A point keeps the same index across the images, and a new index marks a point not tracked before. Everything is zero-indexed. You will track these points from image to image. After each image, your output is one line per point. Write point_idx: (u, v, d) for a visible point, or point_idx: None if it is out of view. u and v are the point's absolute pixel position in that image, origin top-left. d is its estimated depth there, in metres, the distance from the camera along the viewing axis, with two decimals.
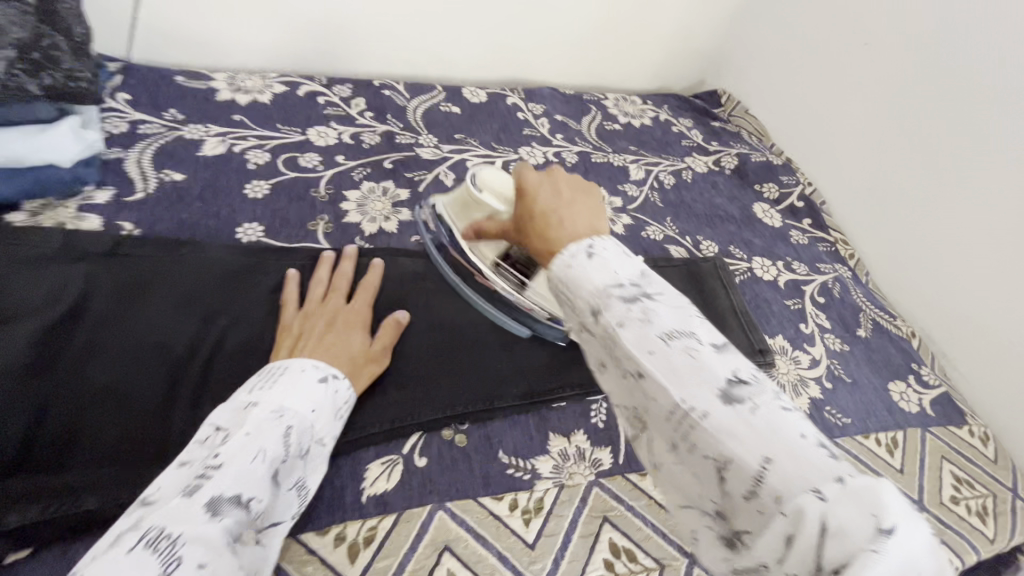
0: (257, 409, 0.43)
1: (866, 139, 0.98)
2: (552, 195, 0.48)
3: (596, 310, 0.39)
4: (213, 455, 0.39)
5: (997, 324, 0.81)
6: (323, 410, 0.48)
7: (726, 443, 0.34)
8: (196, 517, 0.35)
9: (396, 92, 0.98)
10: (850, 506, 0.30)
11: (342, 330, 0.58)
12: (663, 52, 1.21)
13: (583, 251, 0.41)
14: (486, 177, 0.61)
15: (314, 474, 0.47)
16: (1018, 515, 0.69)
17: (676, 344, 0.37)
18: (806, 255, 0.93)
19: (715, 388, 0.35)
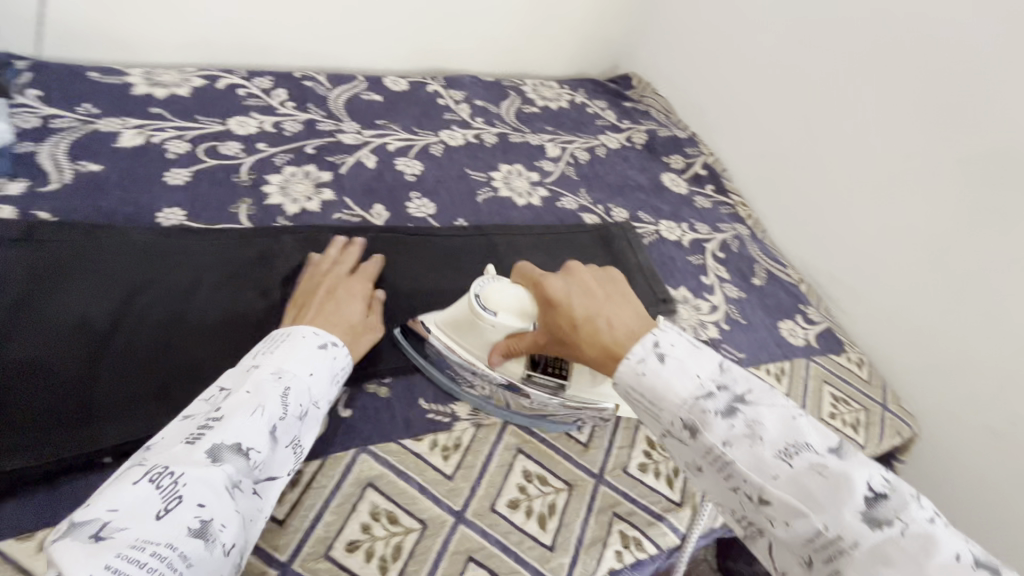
0: (257, 371, 0.50)
1: (756, 110, 1.09)
2: (591, 297, 0.55)
3: (694, 427, 0.46)
4: (214, 410, 0.46)
5: (866, 263, 0.92)
6: (321, 374, 0.54)
7: (812, 520, 0.40)
8: (195, 462, 0.42)
9: (317, 83, 1.01)
10: (920, 543, 0.38)
11: (344, 298, 0.63)
12: (576, 40, 1.29)
13: (654, 354, 0.49)
14: (493, 298, 0.59)
15: (310, 434, 0.52)
16: (884, 424, 0.80)
17: (796, 462, 0.43)
18: (708, 217, 1.03)
19: (781, 458, 0.43)
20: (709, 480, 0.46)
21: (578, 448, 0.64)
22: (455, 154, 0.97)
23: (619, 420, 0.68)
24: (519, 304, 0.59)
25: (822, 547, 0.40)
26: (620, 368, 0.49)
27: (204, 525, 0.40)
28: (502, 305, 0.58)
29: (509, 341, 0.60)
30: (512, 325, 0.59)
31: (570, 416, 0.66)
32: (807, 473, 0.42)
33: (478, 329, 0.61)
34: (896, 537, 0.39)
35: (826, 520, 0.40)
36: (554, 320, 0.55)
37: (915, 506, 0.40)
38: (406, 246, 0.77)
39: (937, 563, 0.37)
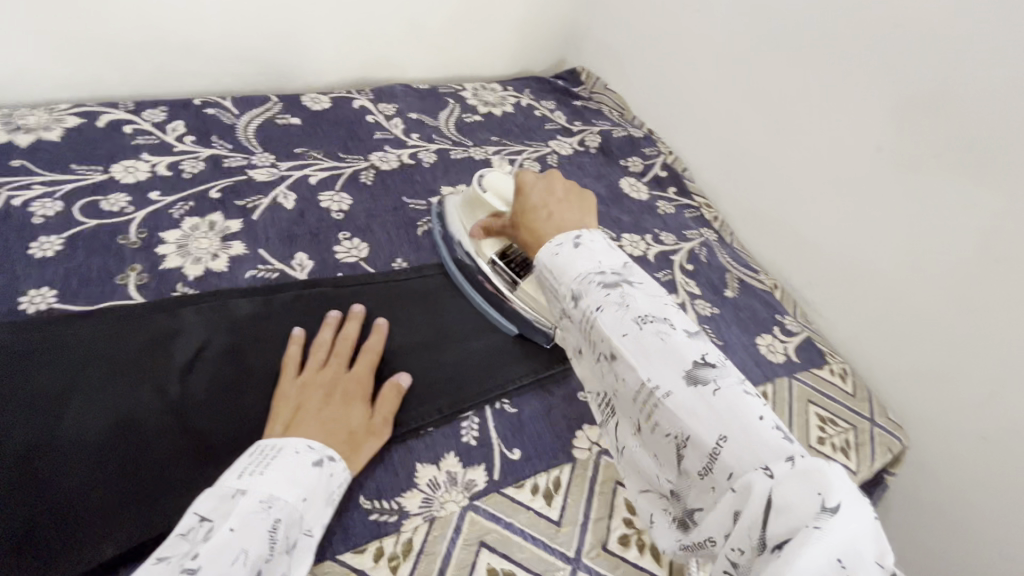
0: (244, 499, 0.43)
1: (714, 103, 1.01)
2: (544, 193, 0.60)
3: (577, 295, 0.47)
4: (189, 557, 0.38)
5: (841, 264, 0.86)
6: (315, 496, 0.46)
7: (685, 423, 0.40)
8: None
9: (222, 109, 0.88)
10: (727, 405, 0.39)
11: (342, 402, 0.56)
12: (515, 35, 1.18)
13: (571, 241, 0.50)
14: (491, 181, 0.71)
15: (302, 571, 0.44)
16: (875, 442, 0.74)
17: (648, 328, 0.43)
18: (673, 224, 0.95)
19: (638, 321, 0.43)
20: (620, 405, 0.46)
21: (550, 530, 0.56)
22: (389, 179, 0.86)
23: (594, 486, 0.60)
24: (507, 193, 0.70)
25: (643, 401, 0.43)
26: (542, 249, 0.51)
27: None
28: (495, 188, 0.71)
29: (489, 222, 0.70)
30: (497, 209, 0.71)
31: (539, 491, 0.58)
32: (651, 336, 0.42)
33: (480, 208, 0.74)
34: (707, 395, 0.40)
35: (650, 374, 0.42)
36: (516, 208, 0.62)
37: (735, 381, 0.41)
38: (336, 302, 0.67)
39: (739, 421, 0.38)
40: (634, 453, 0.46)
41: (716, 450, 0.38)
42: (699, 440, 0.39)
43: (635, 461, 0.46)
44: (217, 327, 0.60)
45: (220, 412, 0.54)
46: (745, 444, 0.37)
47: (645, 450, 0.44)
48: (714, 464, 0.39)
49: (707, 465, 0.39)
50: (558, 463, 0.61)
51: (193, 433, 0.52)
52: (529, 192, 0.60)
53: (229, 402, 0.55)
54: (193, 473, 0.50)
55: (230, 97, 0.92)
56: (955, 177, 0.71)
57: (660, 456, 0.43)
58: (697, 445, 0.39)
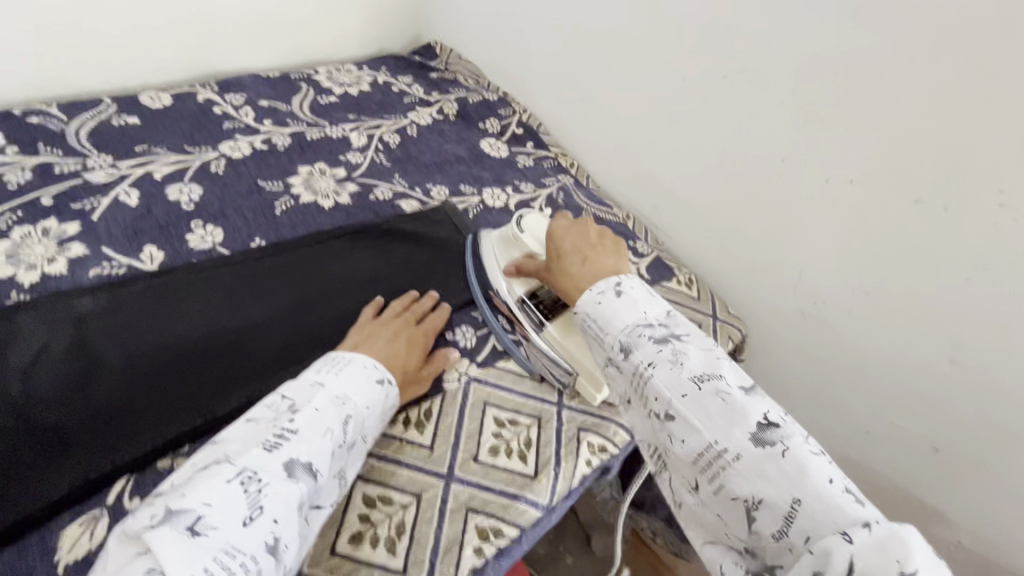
0: (324, 391, 0.54)
1: (552, 60, 1.08)
2: (583, 246, 0.63)
3: (628, 348, 0.51)
4: (290, 422, 0.50)
5: (674, 187, 0.96)
6: (375, 407, 0.57)
7: (758, 485, 0.42)
8: (276, 474, 0.47)
9: (46, 116, 0.84)
10: (795, 466, 0.41)
11: (406, 345, 0.65)
12: (361, 15, 1.20)
13: (613, 290, 0.55)
14: (531, 224, 0.74)
15: (361, 460, 0.56)
16: (717, 335, 0.85)
17: (705, 387, 0.47)
18: (531, 175, 1.02)
19: (695, 381, 0.47)
20: (637, 416, 0.51)
21: (423, 453, 0.60)
22: (241, 166, 0.86)
23: (464, 409, 0.65)
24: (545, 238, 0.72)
25: (707, 466, 0.45)
26: (585, 294, 0.57)
27: (275, 542, 0.44)
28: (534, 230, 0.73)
29: (522, 261, 0.70)
30: (532, 250, 0.72)
31: (411, 422, 0.63)
32: (711, 397, 0.46)
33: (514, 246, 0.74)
34: (777, 458, 0.42)
35: (720, 438, 0.44)
36: (550, 255, 0.66)
37: (802, 441, 0.43)
38: (194, 287, 0.68)
39: (810, 486, 0.40)
40: (689, 505, 0.47)
41: (791, 512, 0.40)
42: (771, 501, 0.41)
43: (694, 514, 0.46)
44: (57, 327, 0.60)
45: (80, 401, 0.55)
46: (820, 511, 0.39)
47: (702, 510, 0.45)
48: (790, 527, 0.40)
49: (780, 528, 0.40)
50: (429, 396, 0.65)
51: (40, 431, 0.53)
52: (560, 239, 0.64)
53: (77, 395, 0.56)
54: (41, 466, 0.51)
55: (55, 104, 0.88)
56: (740, 92, 0.81)
57: (725, 519, 0.44)
58: (770, 505, 0.41)
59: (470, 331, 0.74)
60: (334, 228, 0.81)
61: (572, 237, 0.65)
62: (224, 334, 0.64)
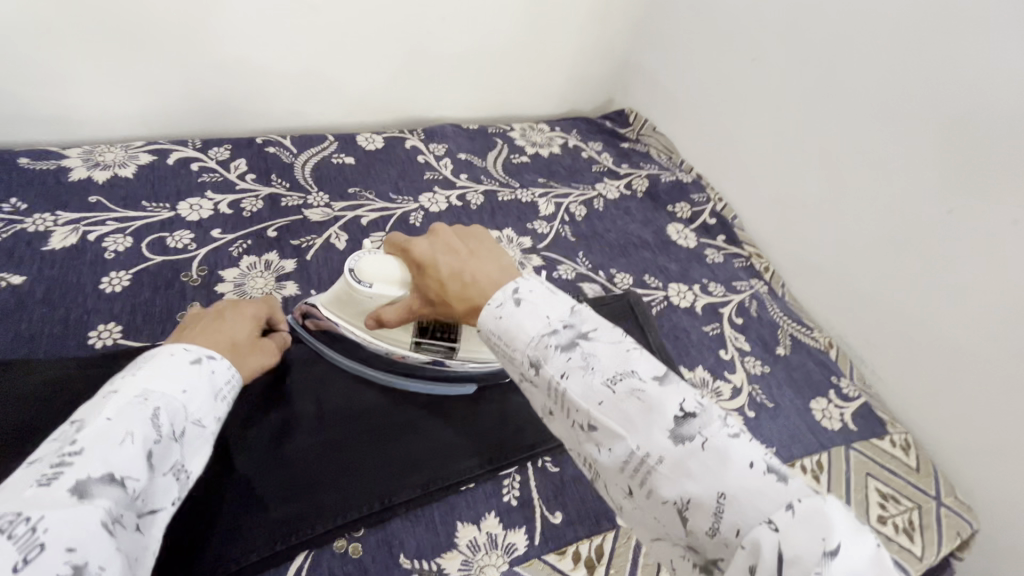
0: (117, 395, 0.43)
1: (765, 152, 0.99)
2: (452, 256, 0.53)
3: (537, 363, 0.42)
4: (70, 442, 0.39)
5: (901, 324, 0.82)
6: (196, 391, 0.48)
7: (681, 483, 0.35)
8: (60, 502, 0.35)
9: (282, 148, 0.91)
10: (716, 457, 0.35)
11: (231, 319, 0.58)
12: (563, 78, 1.21)
13: (510, 299, 0.45)
14: (367, 271, 0.59)
15: (195, 457, 0.47)
16: (943, 525, 0.69)
17: (620, 388, 0.39)
18: (721, 274, 0.92)
19: (607, 385, 0.39)
20: (561, 424, 0.42)
21: None
22: (436, 221, 0.87)
23: (639, 559, 0.57)
24: (389, 274, 0.58)
25: (634, 470, 0.37)
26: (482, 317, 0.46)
27: (77, 573, 0.34)
28: (381, 279, 0.58)
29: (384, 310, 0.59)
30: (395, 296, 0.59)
31: (581, 559, 0.56)
32: (626, 398, 0.38)
33: (354, 300, 0.61)
34: (696, 454, 0.35)
35: (642, 441, 0.37)
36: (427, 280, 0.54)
37: (719, 423, 0.36)
38: None
39: (732, 478, 0.34)
40: (627, 508, 0.39)
41: (718, 507, 0.33)
42: (693, 494, 0.34)
43: (636, 516, 0.39)
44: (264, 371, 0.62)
45: (271, 456, 0.56)
46: (742, 501, 0.33)
47: (639, 513, 0.38)
48: (720, 523, 0.33)
49: (711, 523, 0.33)
50: (602, 530, 0.58)
51: (234, 480, 0.53)
52: (432, 267, 0.53)
53: (272, 448, 0.56)
54: (237, 522, 0.51)
55: (289, 136, 0.96)
56: None
57: (661, 518, 0.36)
58: (697, 502, 0.34)
59: None
60: None
61: (433, 248, 0.54)
62: (405, 407, 0.63)
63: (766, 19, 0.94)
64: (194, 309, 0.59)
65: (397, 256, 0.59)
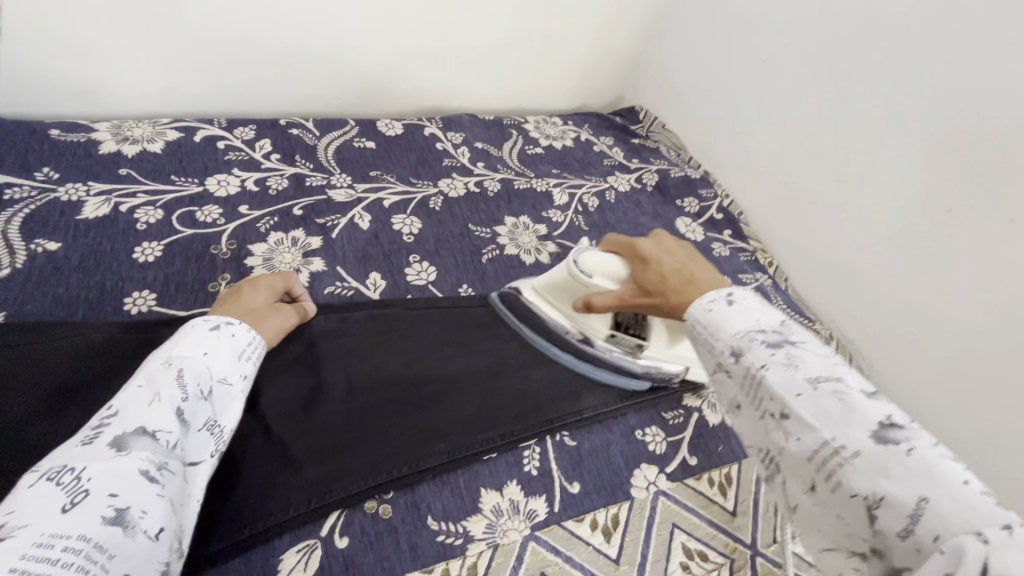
0: (149, 365, 0.46)
1: (771, 150, 1.02)
2: (674, 255, 0.53)
3: (739, 351, 0.41)
4: (107, 407, 0.42)
5: (899, 317, 0.85)
6: (219, 353, 0.50)
7: (878, 481, 0.33)
8: (99, 455, 0.38)
9: (305, 130, 0.93)
10: (922, 465, 0.32)
11: (248, 290, 0.60)
12: (575, 73, 1.24)
13: (723, 298, 0.45)
14: (591, 262, 0.61)
15: (230, 414, 0.49)
16: None
17: (823, 387, 0.37)
18: (727, 267, 0.95)
19: (810, 382, 0.38)
20: (745, 417, 0.41)
21: (609, 567, 0.56)
22: (455, 206, 0.90)
23: (652, 528, 0.60)
24: (610, 269, 0.61)
25: (820, 462, 0.36)
26: (692, 305, 0.46)
27: (122, 512, 0.37)
28: (602, 272, 0.61)
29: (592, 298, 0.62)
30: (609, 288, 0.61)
31: (598, 526, 0.59)
32: (826, 395, 0.37)
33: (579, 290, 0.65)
34: (899, 457, 0.33)
35: (837, 436, 0.35)
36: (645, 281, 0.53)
37: (927, 443, 0.34)
38: (410, 324, 0.70)
39: (939, 488, 0.31)
40: (805, 508, 0.37)
41: (917, 512, 0.31)
42: (888, 496, 0.32)
43: (812, 520, 0.37)
44: (295, 340, 0.64)
45: (303, 421, 0.58)
46: (953, 511, 0.30)
47: (819, 514, 0.36)
48: (915, 525, 0.31)
49: (907, 527, 0.31)
50: (617, 501, 0.61)
51: (270, 442, 0.55)
52: (659, 262, 0.53)
53: (304, 413, 0.58)
54: (274, 481, 0.53)
55: (311, 120, 0.98)
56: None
57: (845, 519, 0.34)
58: (891, 501, 0.32)
59: (660, 433, 0.69)
60: None
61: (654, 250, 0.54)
62: (431, 380, 0.65)
63: (776, 20, 0.98)
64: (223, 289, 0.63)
65: (621, 252, 0.60)
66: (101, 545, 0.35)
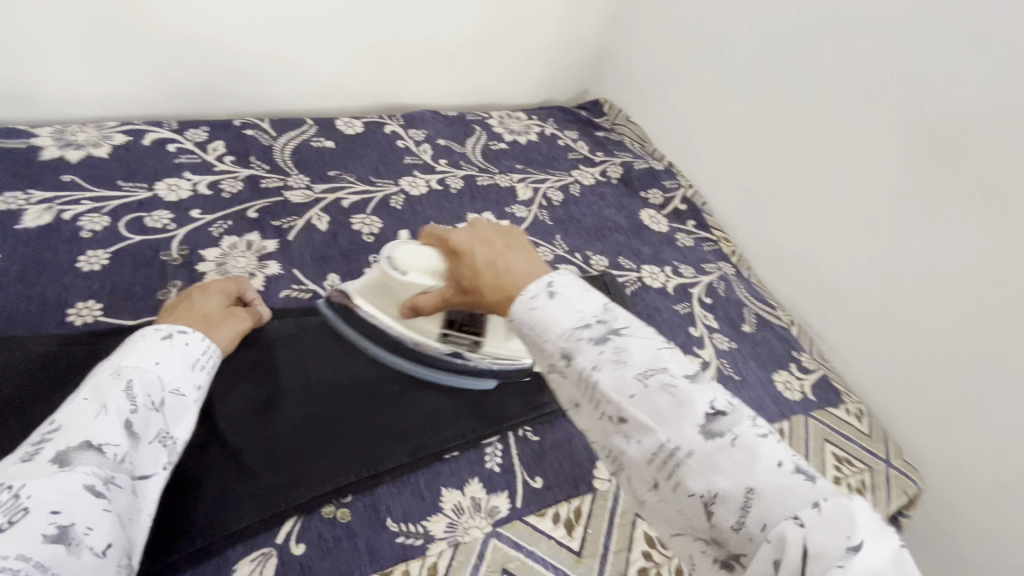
0: (94, 378, 0.45)
1: (732, 140, 1.03)
2: (487, 246, 0.48)
3: (568, 354, 0.39)
4: (49, 422, 0.41)
5: (857, 301, 0.87)
6: (172, 362, 0.49)
7: (711, 478, 0.34)
8: (40, 472, 0.37)
9: (261, 131, 0.91)
10: (746, 454, 0.33)
11: (200, 297, 0.59)
12: (540, 67, 1.23)
13: (545, 290, 0.42)
14: (402, 258, 0.58)
15: (182, 423, 0.48)
16: (892, 485, 0.74)
17: (652, 382, 0.37)
18: (691, 257, 0.96)
19: (638, 378, 0.37)
20: (585, 418, 0.39)
21: (571, 560, 0.56)
22: (417, 204, 0.89)
23: (615, 519, 0.61)
24: (422, 263, 0.57)
25: (660, 464, 0.35)
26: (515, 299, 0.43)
27: (65, 529, 0.36)
28: (415, 267, 0.57)
29: (416, 299, 0.57)
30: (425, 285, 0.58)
31: (561, 520, 0.59)
32: (656, 391, 0.36)
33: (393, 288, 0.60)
34: (726, 449, 0.34)
35: (671, 435, 0.35)
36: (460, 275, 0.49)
37: (750, 424, 0.35)
38: None
39: (762, 476, 0.33)
40: (650, 505, 0.37)
41: (747, 502, 0.32)
42: (723, 491, 0.33)
43: (658, 514, 0.37)
44: (250, 345, 0.63)
45: (257, 429, 0.57)
46: (776, 498, 0.32)
47: (663, 509, 0.36)
48: (747, 517, 0.32)
49: (740, 518, 0.32)
50: (580, 493, 0.62)
51: (222, 451, 0.54)
52: (468, 255, 0.49)
53: (259, 420, 0.57)
54: (226, 490, 0.52)
55: (267, 120, 0.96)
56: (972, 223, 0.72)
57: (685, 513, 0.35)
58: (725, 496, 0.33)
59: None
60: None
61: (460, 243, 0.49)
62: (390, 380, 0.65)
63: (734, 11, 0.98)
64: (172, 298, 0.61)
65: (435, 248, 0.57)
66: (42, 563, 0.34)
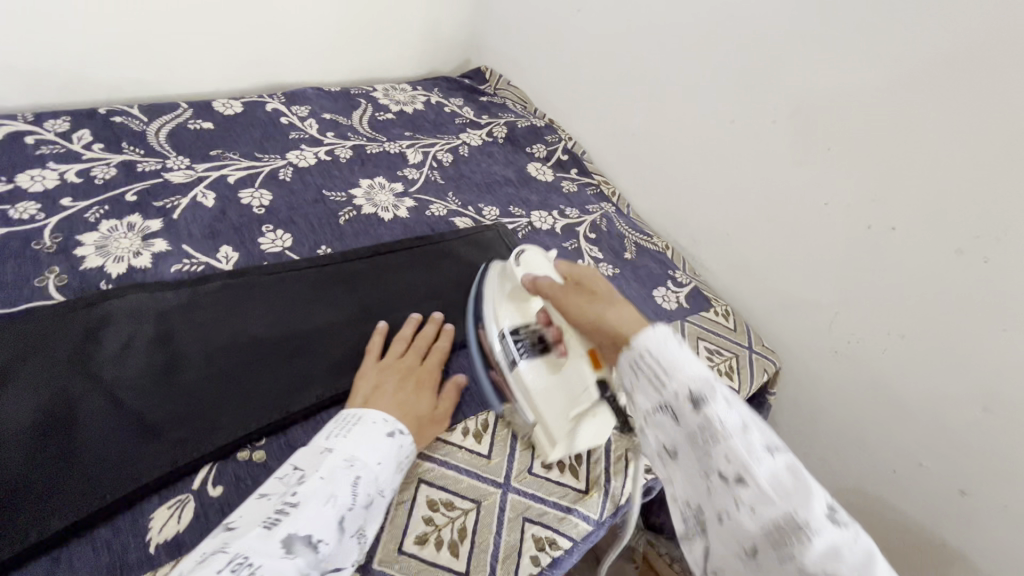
0: (331, 454, 0.52)
1: (600, 93, 1.13)
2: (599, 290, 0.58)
3: (697, 398, 0.43)
4: (292, 494, 0.47)
5: (715, 219, 1.00)
6: (388, 463, 0.55)
7: (833, 566, 0.35)
8: (273, 553, 0.43)
9: (129, 117, 0.89)
10: (866, 559, 0.36)
11: (412, 389, 0.64)
12: (419, 40, 1.27)
13: (674, 338, 0.47)
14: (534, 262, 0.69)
15: (374, 524, 0.52)
16: (753, 366, 0.88)
17: (779, 461, 0.40)
18: (576, 201, 1.06)
19: (766, 451, 0.41)
20: (686, 463, 0.43)
21: (481, 462, 0.63)
22: (307, 175, 0.90)
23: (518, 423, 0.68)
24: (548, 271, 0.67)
25: (781, 557, 0.37)
26: (642, 334, 0.48)
27: None
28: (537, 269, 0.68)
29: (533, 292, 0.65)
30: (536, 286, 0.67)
31: (469, 432, 0.65)
32: (782, 468, 0.40)
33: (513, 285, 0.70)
34: (849, 543, 0.36)
35: (797, 506, 0.37)
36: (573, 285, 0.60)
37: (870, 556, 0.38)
38: (267, 287, 0.71)
39: None
40: None
41: None
42: None
43: (734, 570, 0.40)
44: (142, 318, 0.63)
45: (160, 392, 0.58)
46: None
47: None
48: None
49: None
50: (486, 408, 0.69)
51: (126, 413, 0.55)
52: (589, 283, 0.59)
53: (160, 382, 0.58)
54: (132, 450, 0.53)
55: (136, 106, 0.93)
56: (787, 137, 0.86)
57: None
58: None
59: None
60: (394, 239, 0.85)
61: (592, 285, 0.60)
62: (295, 333, 0.68)
63: None
64: (369, 367, 0.66)
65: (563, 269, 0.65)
66: None
